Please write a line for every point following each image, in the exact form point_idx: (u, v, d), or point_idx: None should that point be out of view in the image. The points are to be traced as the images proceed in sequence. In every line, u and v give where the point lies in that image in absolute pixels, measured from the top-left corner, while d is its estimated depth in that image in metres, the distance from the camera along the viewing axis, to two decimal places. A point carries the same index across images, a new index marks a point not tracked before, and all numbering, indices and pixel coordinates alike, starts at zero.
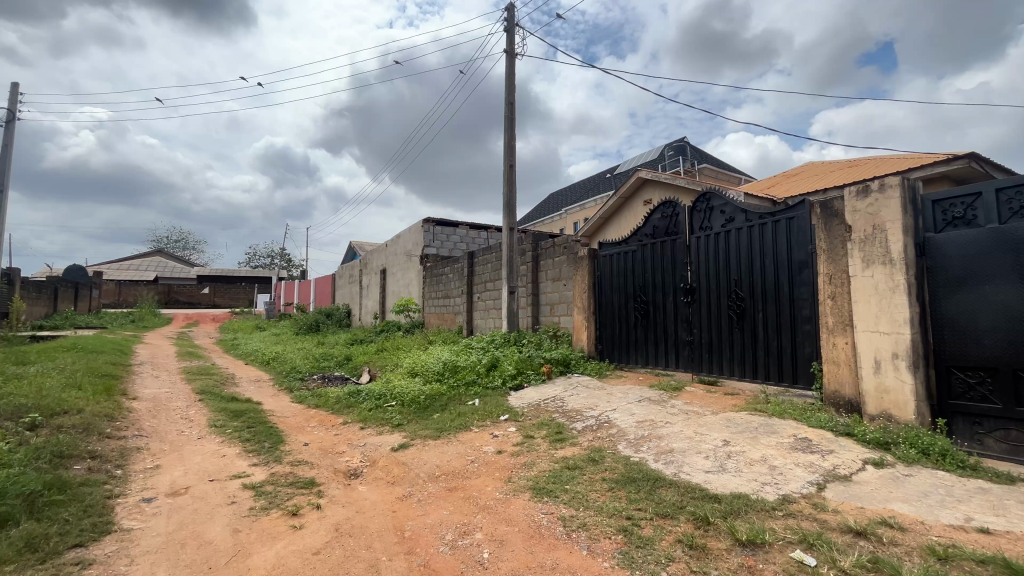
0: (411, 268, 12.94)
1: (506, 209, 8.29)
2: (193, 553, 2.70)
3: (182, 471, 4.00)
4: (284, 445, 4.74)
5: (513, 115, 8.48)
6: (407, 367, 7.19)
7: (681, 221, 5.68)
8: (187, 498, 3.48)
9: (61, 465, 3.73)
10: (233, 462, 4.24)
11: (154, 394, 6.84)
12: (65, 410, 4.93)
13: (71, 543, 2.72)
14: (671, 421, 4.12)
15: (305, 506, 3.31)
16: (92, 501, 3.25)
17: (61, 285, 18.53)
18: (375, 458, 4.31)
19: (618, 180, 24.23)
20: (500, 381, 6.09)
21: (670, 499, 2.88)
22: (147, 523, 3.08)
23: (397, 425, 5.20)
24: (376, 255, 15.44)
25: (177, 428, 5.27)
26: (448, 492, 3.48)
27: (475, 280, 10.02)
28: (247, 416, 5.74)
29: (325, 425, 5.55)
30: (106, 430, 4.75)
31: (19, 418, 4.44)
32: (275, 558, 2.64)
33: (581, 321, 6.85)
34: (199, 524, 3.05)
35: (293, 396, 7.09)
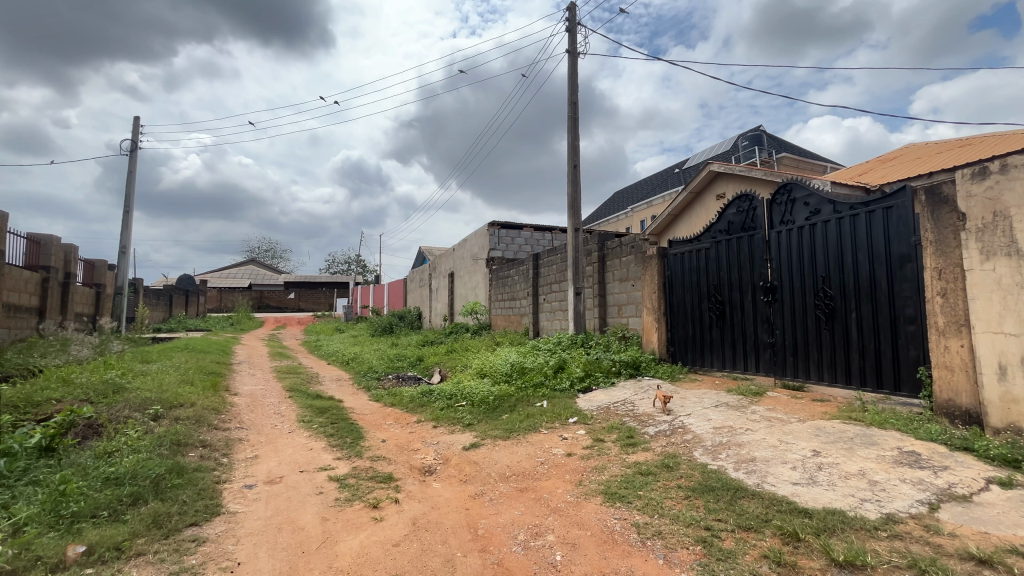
0: (477, 271, 13.23)
1: (571, 209, 8.24)
2: (288, 537, 2.94)
3: (277, 462, 4.38)
4: (363, 441, 5.03)
5: (576, 114, 8.41)
6: (476, 367, 7.36)
7: (758, 216, 5.34)
8: (281, 486, 3.79)
9: (179, 451, 4.23)
10: (319, 455, 4.56)
11: (252, 390, 7.54)
12: (181, 402, 5.58)
13: (189, 521, 3.06)
14: (751, 428, 3.88)
15: (385, 499, 3.49)
16: (204, 484, 3.64)
17: (174, 292, 21.01)
18: (448, 456, 4.46)
19: (686, 175, 23.21)
20: (568, 383, 6.06)
21: (753, 510, 2.71)
22: (249, 507, 3.40)
23: (467, 425, 5.34)
24: (444, 259, 15.97)
25: (272, 422, 5.77)
26: (518, 492, 3.52)
27: (541, 281, 10.04)
28: (330, 412, 6.17)
29: (401, 422, 5.83)
30: (214, 421, 5.31)
31: (146, 409, 5.09)
32: (359, 548, 2.81)
33: (650, 322, 6.61)
34: (294, 511, 3.32)
35: (370, 395, 7.50)
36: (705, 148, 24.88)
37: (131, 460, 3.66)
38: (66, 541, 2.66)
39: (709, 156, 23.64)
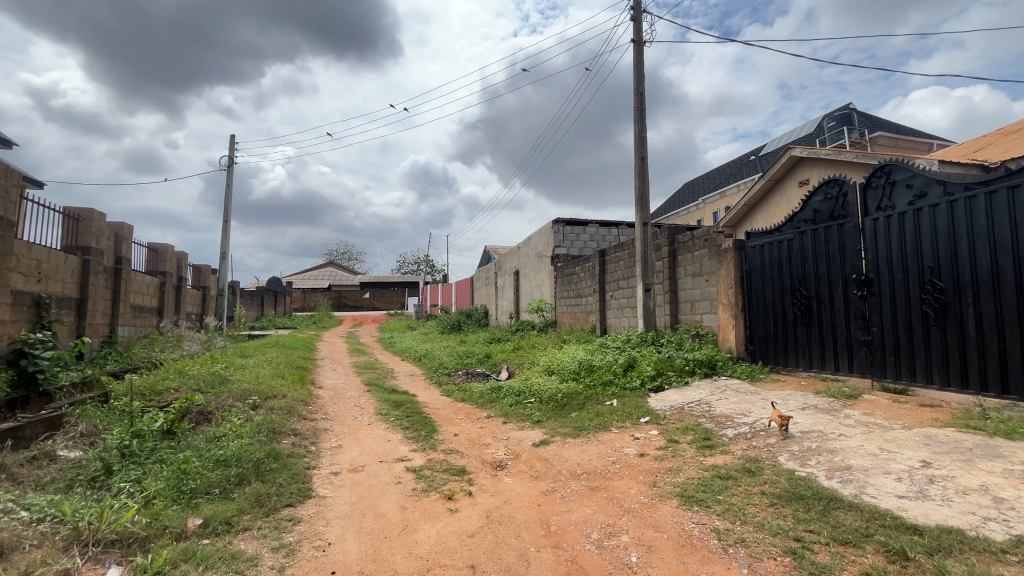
0: (542, 268, 13.24)
1: (639, 203, 8.00)
2: (372, 522, 3.13)
3: (359, 451, 4.66)
4: (437, 435, 5.22)
5: (642, 105, 8.16)
6: (543, 365, 7.37)
7: (850, 202, 4.90)
8: (364, 474, 4.04)
9: (275, 438, 4.65)
10: (397, 447, 4.80)
11: (334, 383, 8.09)
12: (275, 394, 6.12)
13: (286, 502, 3.35)
14: (846, 433, 3.56)
15: (459, 492, 3.61)
16: (296, 470, 3.97)
17: (265, 293, 23.03)
18: (519, 452, 4.51)
19: (764, 162, 21.69)
20: (638, 382, 5.90)
21: (851, 523, 2.49)
22: (336, 492, 3.66)
23: (536, 421, 5.37)
24: (509, 258, 16.15)
25: (353, 414, 6.15)
26: (590, 491, 3.49)
27: (608, 278, 9.86)
28: (405, 406, 6.46)
29: (471, 417, 5.99)
30: (303, 412, 5.77)
31: (246, 399, 5.64)
32: (436, 536, 2.93)
33: (726, 318, 6.27)
34: (375, 498, 3.52)
35: (442, 390, 7.76)
36: (784, 132, 23.13)
37: (236, 445, 4.07)
38: (187, 513, 3.01)
39: (790, 140, 21.89)
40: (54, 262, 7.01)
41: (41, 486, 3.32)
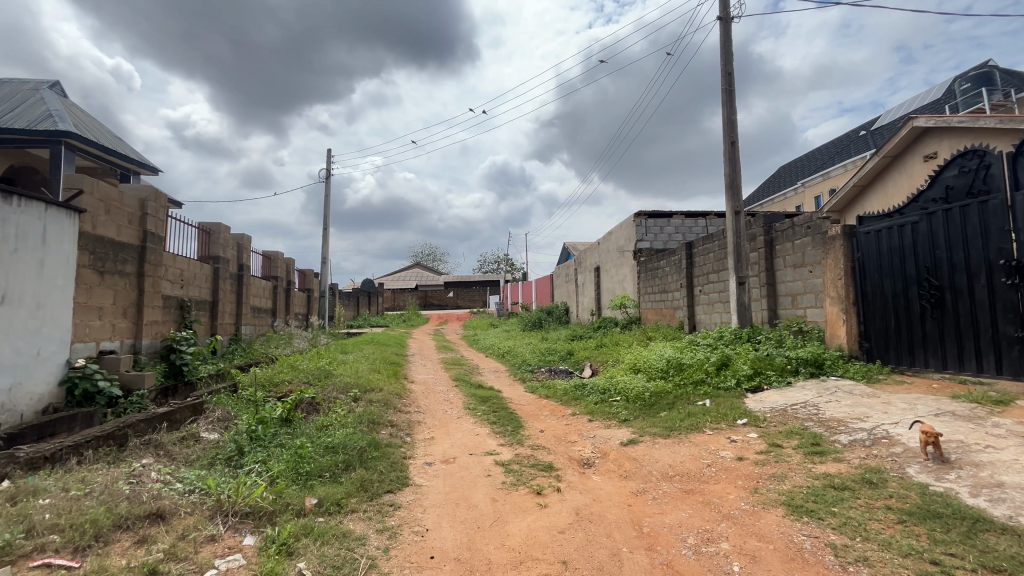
0: (624, 263, 12.89)
1: (729, 191, 7.50)
2: (466, 512, 3.26)
3: (450, 444, 4.87)
4: (523, 430, 5.30)
5: (731, 85, 7.62)
6: (628, 362, 7.18)
7: (994, 175, 4.21)
8: (455, 466, 4.21)
9: (374, 428, 5.01)
10: (486, 440, 4.95)
11: (424, 378, 8.53)
12: (373, 387, 6.60)
13: (387, 488, 3.61)
14: (994, 445, 3.07)
15: (547, 487, 3.64)
16: (395, 458, 4.24)
17: (360, 293, 24.84)
18: (606, 450, 4.44)
19: (878, 136, 19.25)
20: (733, 381, 5.54)
21: (1005, 549, 2.14)
22: (431, 481, 3.86)
23: (623, 420, 5.25)
24: (589, 254, 15.93)
25: (443, 408, 6.44)
26: (684, 493, 3.35)
27: (696, 272, 9.36)
28: (491, 401, 6.64)
29: (556, 414, 6.00)
30: (398, 405, 6.15)
31: (348, 392, 6.14)
32: (527, 529, 2.98)
33: (835, 313, 5.67)
34: (467, 490, 3.66)
35: (526, 387, 7.85)
36: (902, 101, 20.42)
37: (342, 433, 4.44)
38: (305, 493, 3.34)
39: (910, 109, 19.21)
40: (192, 271, 8.13)
41: (189, 463, 3.88)
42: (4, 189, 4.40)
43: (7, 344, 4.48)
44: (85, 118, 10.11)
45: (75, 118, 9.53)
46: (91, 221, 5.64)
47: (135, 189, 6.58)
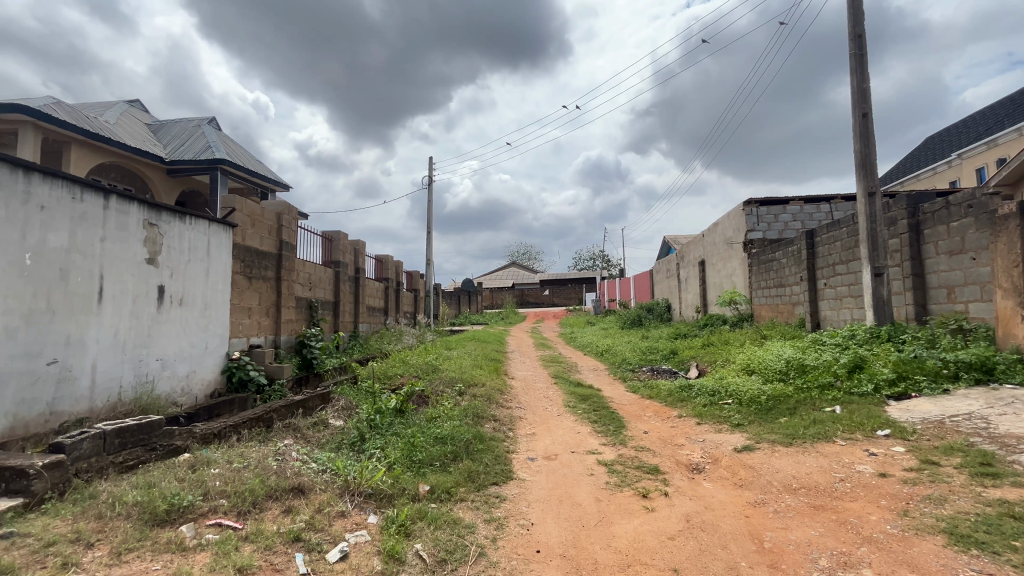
0: (733, 256, 11.94)
1: (861, 170, 6.61)
2: (570, 510, 3.26)
3: (551, 440, 4.90)
4: (626, 430, 5.17)
5: (861, 48, 6.69)
6: (740, 362, 6.64)
7: None
8: (558, 463, 4.22)
9: (479, 422, 5.22)
10: (587, 439, 4.91)
11: (524, 375, 8.69)
12: (476, 382, 6.87)
13: (492, 480, 3.74)
14: None
15: (654, 491, 3.50)
16: (498, 452, 4.37)
17: (461, 293, 26.00)
18: (718, 456, 4.15)
19: None
20: (870, 386, 4.86)
21: None
22: (534, 476, 3.92)
23: (737, 425, 4.87)
24: (693, 247, 15.01)
25: (543, 405, 6.51)
26: (812, 509, 3.02)
27: (820, 263, 8.36)
28: (592, 400, 6.55)
29: (661, 415, 5.75)
30: (500, 400, 6.34)
31: (454, 386, 6.47)
32: (634, 532, 2.90)
33: (1009, 307, 4.73)
34: (570, 487, 3.66)
35: (627, 386, 7.63)
36: None
37: (449, 425, 4.68)
38: (419, 480, 3.58)
39: None
40: (318, 275, 9.13)
41: (321, 446, 4.36)
42: (180, 210, 5.31)
43: (185, 338, 5.41)
44: (234, 146, 11.84)
45: (227, 147, 11.21)
46: (241, 234, 6.61)
47: (273, 205, 7.55)
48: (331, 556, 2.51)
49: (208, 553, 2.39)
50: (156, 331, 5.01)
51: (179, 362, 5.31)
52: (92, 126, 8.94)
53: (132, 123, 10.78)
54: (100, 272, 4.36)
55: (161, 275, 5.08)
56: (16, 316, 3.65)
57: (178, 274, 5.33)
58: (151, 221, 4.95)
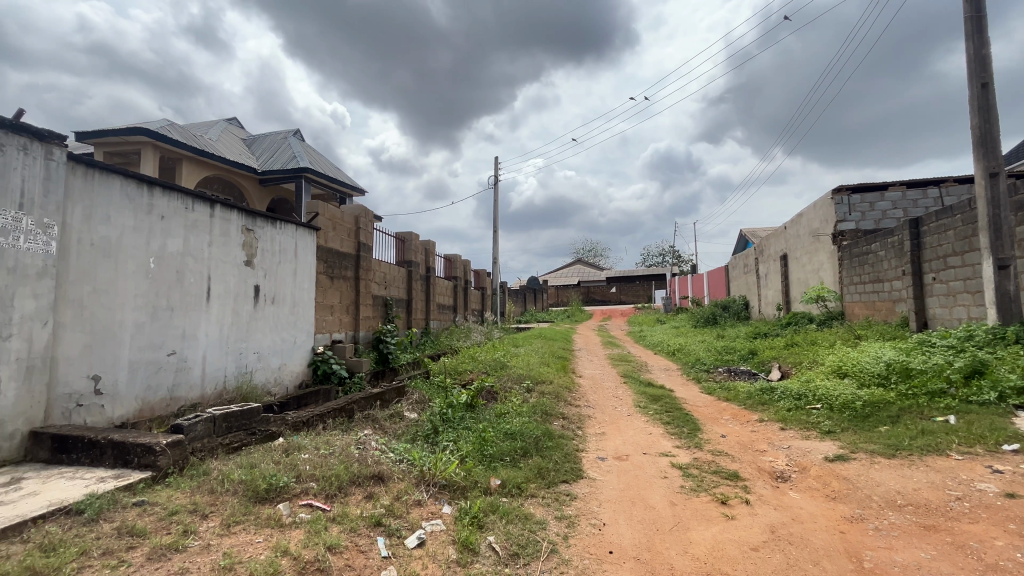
0: (821, 249, 11.00)
1: (980, 149, 5.83)
2: (643, 512, 3.17)
3: (622, 441, 4.80)
4: (701, 433, 4.94)
5: (979, 9, 5.88)
6: (830, 364, 6.10)
7: None
8: (629, 464, 4.13)
9: (547, 419, 5.23)
10: (659, 441, 4.75)
11: (592, 374, 8.58)
12: (544, 380, 6.89)
13: (562, 478, 3.73)
14: None
15: (734, 498, 3.32)
16: (568, 450, 4.35)
17: (527, 290, 26.15)
18: (806, 465, 3.86)
19: None
20: (992, 395, 4.28)
21: None
22: (605, 476, 3.86)
23: (828, 432, 4.49)
24: (774, 241, 14.01)
25: (613, 404, 6.39)
26: (921, 529, 2.71)
27: (928, 254, 7.48)
28: (664, 400, 6.33)
29: (739, 419, 5.43)
30: (569, 398, 6.30)
31: (522, 383, 6.53)
32: (713, 540, 2.77)
33: None
34: (643, 489, 3.56)
35: (701, 387, 7.30)
36: None
37: (518, 422, 4.74)
38: (490, 474, 3.66)
39: None
40: (392, 274, 9.59)
41: (397, 437, 4.59)
42: (272, 215, 5.80)
43: (277, 333, 5.91)
44: (316, 155, 12.74)
45: (310, 157, 12.09)
46: (324, 236, 7.10)
47: (352, 208, 8.04)
48: (409, 542, 2.64)
49: (301, 531, 2.60)
50: (254, 326, 5.52)
51: (273, 354, 5.82)
52: (198, 143, 10.01)
53: (231, 139, 11.94)
54: (208, 274, 4.88)
55: (257, 276, 5.58)
56: (143, 312, 4.18)
57: (271, 274, 5.83)
58: (248, 226, 5.46)
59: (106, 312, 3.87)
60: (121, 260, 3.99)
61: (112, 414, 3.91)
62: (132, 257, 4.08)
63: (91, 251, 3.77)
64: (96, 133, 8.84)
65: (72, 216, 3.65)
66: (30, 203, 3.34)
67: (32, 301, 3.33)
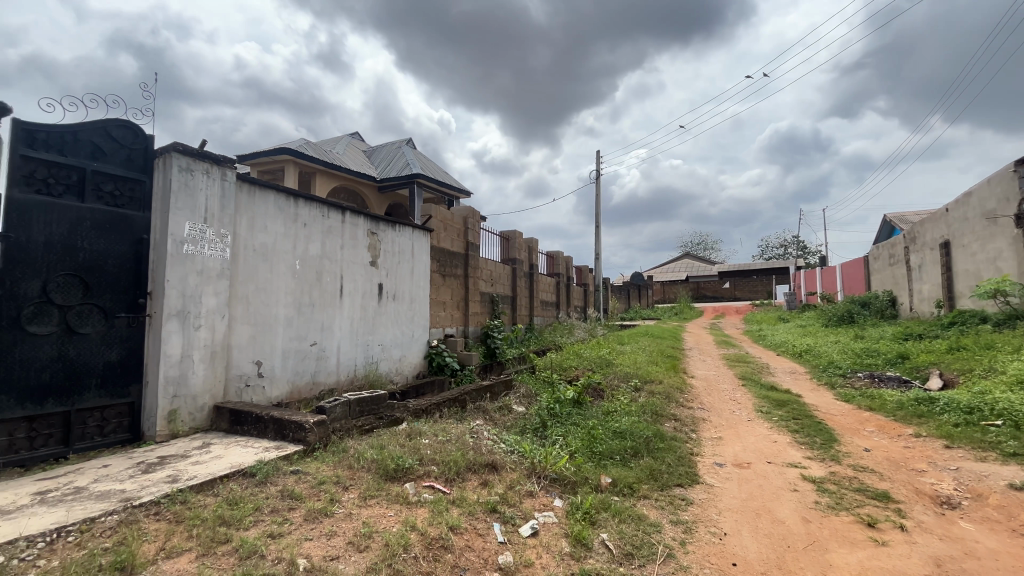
0: (998, 233, 9.15)
1: None
2: (771, 526, 2.92)
3: (741, 447, 4.45)
4: (838, 445, 4.40)
5: None
6: (1014, 373, 5.05)
7: None
8: (752, 473, 3.82)
9: (658, 420, 5.04)
10: (787, 450, 4.33)
11: (705, 374, 8.09)
12: (653, 379, 6.65)
13: (677, 481, 3.58)
14: None
15: (884, 521, 2.91)
16: (681, 453, 4.15)
17: (631, 286, 25.38)
18: (981, 491, 3.25)
19: None
20: None
21: None
22: (724, 484, 3.62)
23: (1012, 454, 3.73)
24: (931, 226, 11.95)
25: (730, 407, 5.95)
26: None
27: None
28: (791, 406, 5.75)
29: (887, 432, 4.74)
30: (680, 399, 5.99)
31: (629, 381, 6.39)
32: (859, 566, 2.46)
33: None
34: (770, 501, 3.28)
35: (837, 394, 6.49)
36: None
37: (628, 421, 4.63)
38: (600, 471, 3.63)
39: None
40: (498, 272, 9.92)
41: (507, 428, 4.75)
42: (392, 219, 6.33)
43: (398, 327, 6.44)
44: (427, 162, 13.64)
45: (422, 163, 12.97)
46: (436, 236, 7.58)
47: (461, 209, 8.49)
48: (523, 531, 2.73)
49: (426, 510, 2.82)
50: (379, 321, 6.09)
51: (394, 346, 6.36)
52: (329, 158, 11.27)
53: (355, 152, 13.26)
54: (342, 274, 5.48)
55: (380, 275, 6.14)
56: (292, 308, 4.83)
57: (392, 273, 6.38)
58: (373, 230, 6.03)
59: (265, 307, 4.55)
60: (275, 263, 4.65)
61: (270, 395, 4.58)
62: (284, 260, 4.73)
63: (254, 255, 4.45)
64: (252, 155, 10.38)
65: (241, 226, 4.34)
66: (211, 217, 4.04)
67: (214, 298, 4.02)
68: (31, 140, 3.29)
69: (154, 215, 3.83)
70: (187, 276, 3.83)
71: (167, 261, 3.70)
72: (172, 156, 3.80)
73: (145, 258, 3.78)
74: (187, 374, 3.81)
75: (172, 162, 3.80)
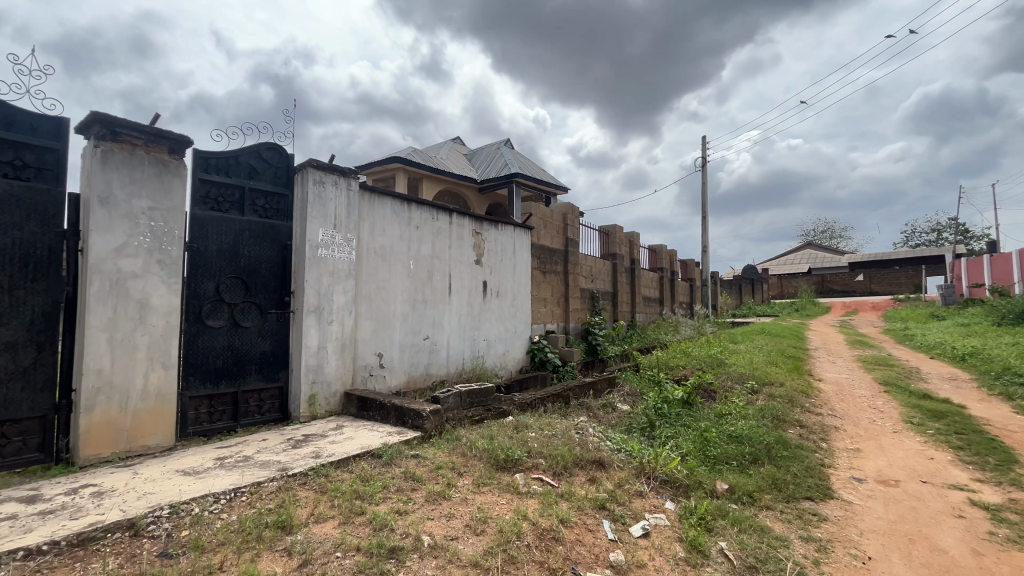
0: None
1: None
2: (928, 555, 2.54)
3: (886, 462, 3.91)
4: (1020, 467, 3.67)
5: None
6: None
7: None
8: (900, 492, 3.35)
9: (780, 426, 4.61)
10: (947, 469, 3.72)
11: (836, 378, 7.21)
12: (772, 381, 6.09)
13: (805, 494, 3.25)
14: None
15: None
16: (810, 463, 3.76)
17: (743, 281, 23.43)
18: None
19: None
20: None
21: None
22: (865, 501, 3.21)
23: None
24: None
25: (870, 416, 5.25)
26: None
27: None
28: (951, 419, 4.91)
29: None
30: (806, 404, 5.42)
31: (744, 383, 5.93)
32: None
33: None
34: (926, 526, 2.84)
35: (1016, 407, 5.39)
36: None
37: (745, 425, 4.31)
38: (715, 477, 3.43)
39: None
40: (598, 267, 9.77)
41: (612, 426, 4.68)
42: (494, 219, 6.55)
43: (502, 323, 6.66)
44: (524, 161, 13.87)
45: (519, 163, 13.22)
46: (536, 233, 7.69)
47: (560, 206, 8.52)
48: (634, 531, 2.68)
49: (536, 501, 2.89)
50: (484, 317, 6.34)
51: (498, 342, 6.59)
52: (434, 163, 11.97)
53: (457, 156, 13.93)
54: (450, 273, 5.80)
55: (485, 273, 6.40)
56: (407, 305, 5.23)
57: (496, 271, 6.61)
58: (478, 230, 6.29)
59: (385, 305, 4.99)
60: (393, 264, 5.08)
61: (390, 384, 5.01)
62: (399, 260, 5.14)
63: (375, 257, 4.89)
64: (368, 166, 11.41)
65: (364, 231, 4.80)
66: (340, 224, 4.52)
67: (343, 296, 4.50)
68: (207, 165, 3.95)
69: (295, 224, 4.39)
70: (322, 277, 4.33)
71: (306, 264, 4.23)
72: (308, 171, 4.32)
73: (289, 261, 4.35)
74: (323, 363, 4.32)
75: (309, 177, 4.33)
